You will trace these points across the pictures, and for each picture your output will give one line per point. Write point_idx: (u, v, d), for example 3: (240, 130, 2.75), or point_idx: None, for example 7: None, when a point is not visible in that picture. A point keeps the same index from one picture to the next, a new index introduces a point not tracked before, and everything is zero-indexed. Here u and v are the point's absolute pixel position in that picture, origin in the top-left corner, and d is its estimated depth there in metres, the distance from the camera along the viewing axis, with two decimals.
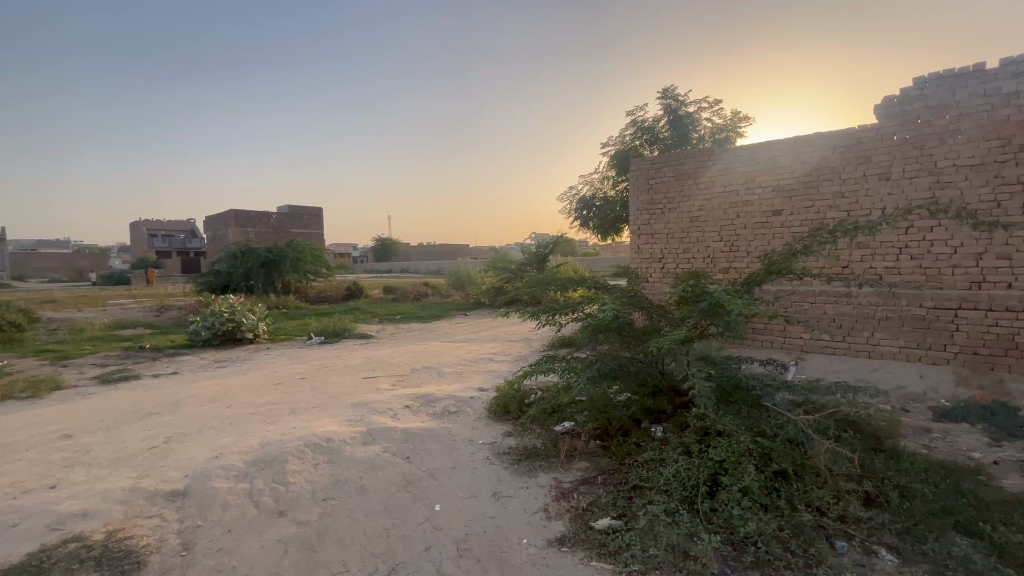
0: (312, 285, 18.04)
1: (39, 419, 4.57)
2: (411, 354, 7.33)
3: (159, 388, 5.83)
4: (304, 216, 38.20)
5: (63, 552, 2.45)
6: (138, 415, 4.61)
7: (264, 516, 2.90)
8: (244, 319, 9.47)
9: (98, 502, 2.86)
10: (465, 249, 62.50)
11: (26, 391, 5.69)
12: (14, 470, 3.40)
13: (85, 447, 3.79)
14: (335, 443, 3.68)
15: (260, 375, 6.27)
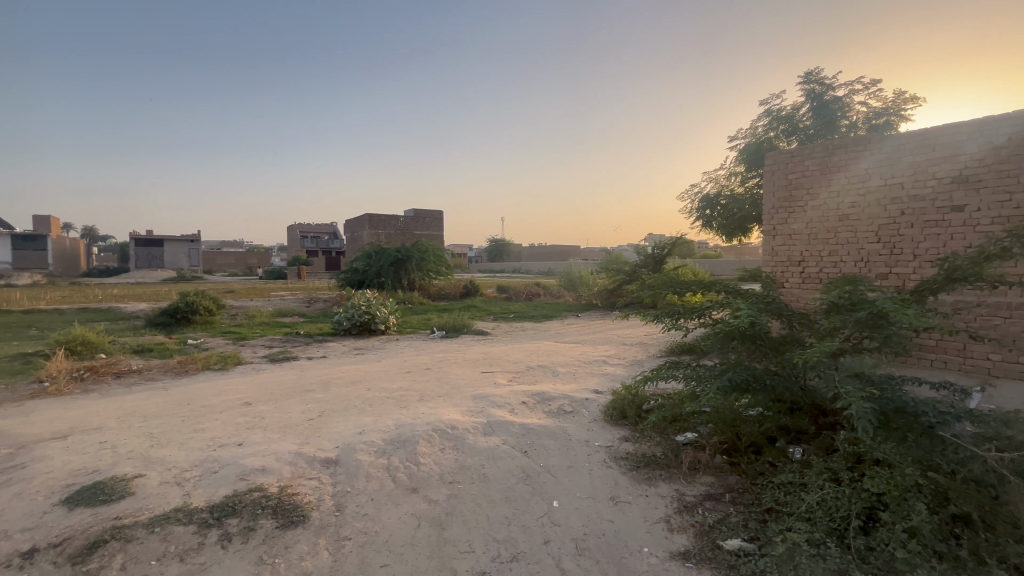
0: (434, 283, 19.39)
1: (228, 388, 5.57)
2: (525, 352, 7.54)
3: (311, 368, 6.75)
4: (427, 219, 41.22)
5: (249, 498, 2.95)
6: (297, 390, 5.39)
7: (400, 491, 3.20)
8: (378, 312, 10.53)
9: (272, 461, 3.39)
10: (576, 250, 62.35)
11: (218, 364, 6.99)
12: (212, 427, 4.18)
13: (261, 414, 4.54)
14: (459, 431, 3.93)
15: (392, 363, 6.93)
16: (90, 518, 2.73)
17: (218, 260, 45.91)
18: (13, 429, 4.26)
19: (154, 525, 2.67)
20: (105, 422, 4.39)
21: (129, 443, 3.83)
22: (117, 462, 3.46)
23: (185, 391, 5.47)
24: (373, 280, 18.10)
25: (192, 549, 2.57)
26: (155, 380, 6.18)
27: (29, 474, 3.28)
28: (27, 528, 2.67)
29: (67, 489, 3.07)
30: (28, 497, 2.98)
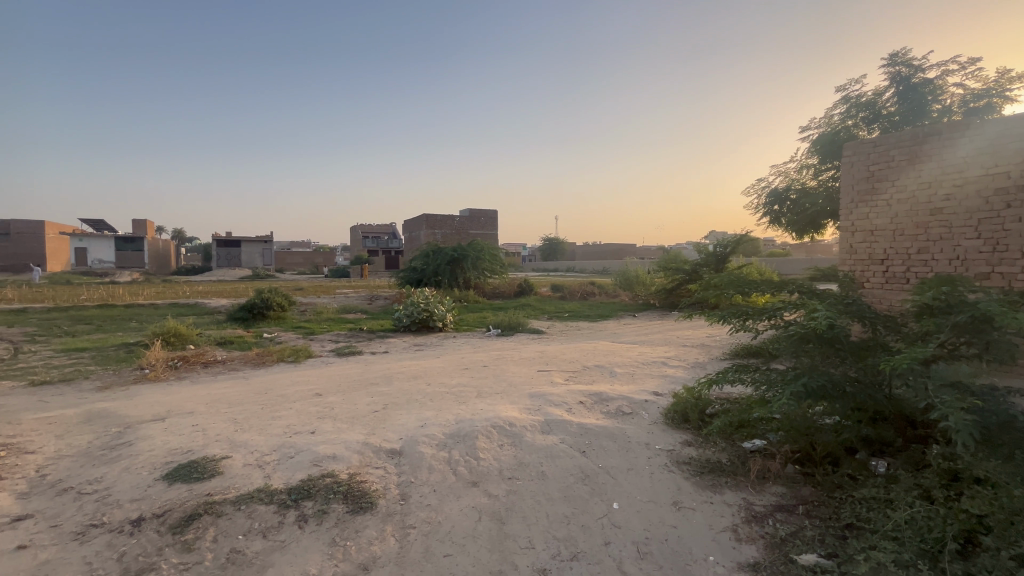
0: (489, 282, 19.63)
1: (300, 379, 5.95)
2: (581, 352, 7.48)
3: (375, 363, 7.06)
4: (482, 218, 41.79)
5: (322, 483, 3.14)
6: (363, 383, 5.66)
7: (461, 484, 3.28)
8: (436, 309, 10.82)
9: (341, 450, 3.59)
10: (631, 249, 60.95)
11: (291, 357, 7.47)
12: (288, 416, 4.48)
13: (330, 405, 4.80)
14: (517, 428, 3.97)
15: (450, 360, 7.10)
16: (187, 493, 3.02)
17: (289, 260, 49.01)
18: (121, 410, 4.78)
19: (240, 502, 2.90)
20: (196, 407, 4.82)
21: (217, 427, 4.18)
22: (208, 443, 3.80)
23: (263, 381, 5.91)
24: (431, 279, 18.58)
25: (273, 527, 2.77)
26: (237, 371, 6.70)
27: (136, 451, 3.67)
28: (136, 499, 2.98)
29: (167, 466, 3.40)
30: (135, 472, 3.34)
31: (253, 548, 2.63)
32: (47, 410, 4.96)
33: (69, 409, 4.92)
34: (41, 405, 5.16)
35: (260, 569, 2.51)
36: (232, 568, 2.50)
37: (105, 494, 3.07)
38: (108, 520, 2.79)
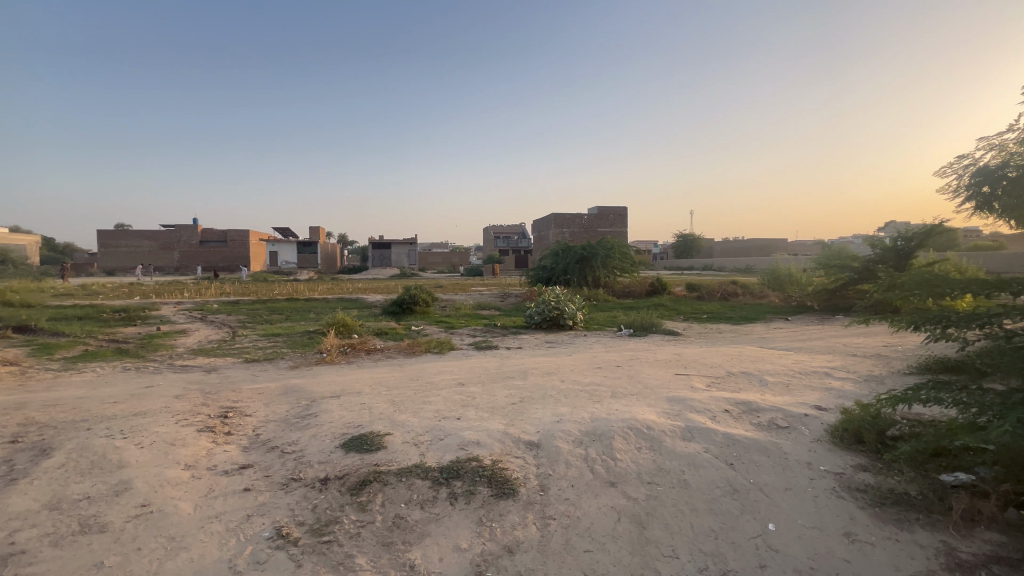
0: (619, 280, 19.21)
1: (445, 369, 6.51)
2: (724, 356, 6.93)
3: (510, 358, 7.40)
4: (610, 216, 40.99)
5: (469, 466, 3.39)
6: (500, 376, 5.97)
7: (599, 482, 3.28)
8: (566, 308, 10.92)
9: (485, 437, 3.82)
10: (781, 244, 54.44)
11: (435, 348, 8.19)
12: (437, 401, 4.93)
13: (472, 394, 5.15)
14: (656, 432, 3.81)
15: (582, 358, 7.12)
16: (359, 461, 3.49)
17: (430, 260, 53.64)
18: (308, 387, 5.73)
19: (401, 475, 3.27)
20: (363, 388, 5.58)
21: (380, 406, 4.78)
22: (374, 421, 4.35)
23: (414, 369, 6.59)
24: (560, 278, 18.75)
25: (429, 500, 3.07)
26: (393, 359, 7.57)
27: (321, 421, 4.37)
28: (323, 461, 3.55)
29: (344, 436, 3.98)
30: (321, 439, 3.97)
31: (413, 516, 2.95)
32: (258, 382, 6.17)
33: (272, 382, 6.06)
34: (253, 378, 6.43)
35: (419, 536, 2.81)
36: (397, 531, 2.84)
37: (300, 455, 3.71)
38: (304, 476, 3.37)
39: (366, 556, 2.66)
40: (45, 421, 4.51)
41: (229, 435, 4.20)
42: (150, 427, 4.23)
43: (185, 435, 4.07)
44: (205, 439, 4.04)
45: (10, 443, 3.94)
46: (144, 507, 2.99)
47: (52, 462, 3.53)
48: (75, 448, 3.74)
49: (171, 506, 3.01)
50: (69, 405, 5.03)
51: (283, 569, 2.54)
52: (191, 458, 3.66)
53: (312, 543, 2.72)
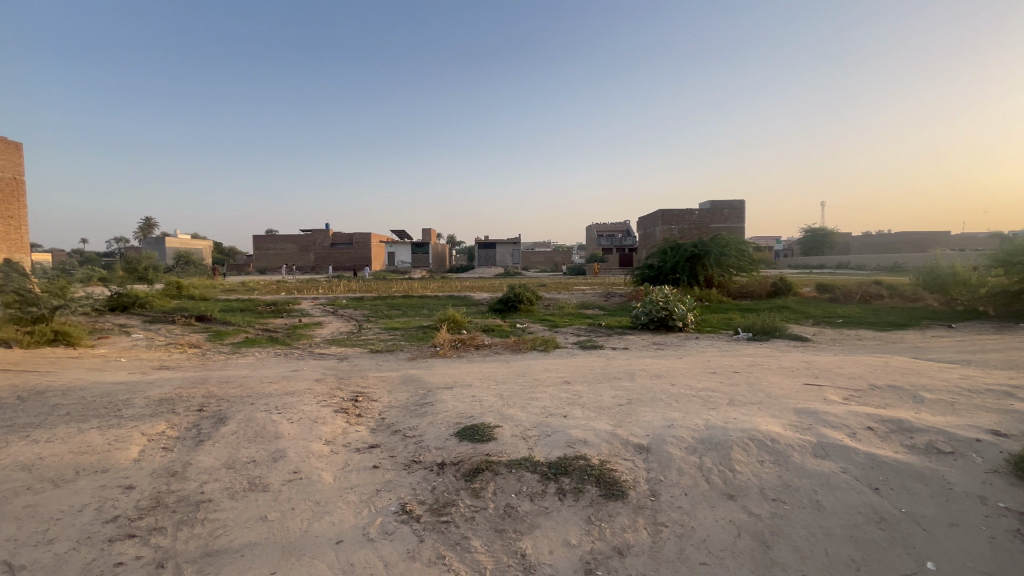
0: (736, 280, 17.81)
1: (550, 366, 6.59)
2: (866, 367, 6.09)
3: (615, 358, 7.25)
4: (725, 211, 38.18)
5: (578, 463, 3.40)
6: (606, 376, 5.89)
7: (715, 493, 3.11)
8: (676, 308, 10.40)
9: (592, 436, 3.81)
10: (941, 238, 46.25)
11: (540, 346, 8.32)
12: (544, 398, 5.01)
13: (579, 393, 5.15)
14: (783, 446, 3.48)
15: (694, 362, 6.74)
16: (472, 450, 3.69)
17: (534, 259, 54.49)
18: (425, 378, 6.18)
19: (511, 466, 3.39)
20: (474, 381, 5.87)
21: (490, 400, 4.99)
22: (484, 412, 4.56)
23: (520, 365, 6.77)
24: (668, 276, 17.87)
25: (538, 493, 3.14)
26: (500, 354, 7.84)
27: (437, 410, 4.69)
28: (439, 447, 3.81)
29: (457, 425, 4.23)
30: (437, 426, 4.26)
31: (523, 507, 3.04)
32: (381, 371, 6.80)
33: (394, 372, 6.65)
34: (378, 367, 7.10)
35: (530, 526, 2.90)
36: (509, 519, 2.95)
37: (420, 440, 4.02)
38: (423, 459, 3.65)
39: (481, 539, 2.81)
40: (221, 394, 5.43)
41: (360, 417, 4.69)
42: (298, 405, 4.89)
43: (324, 414, 4.64)
44: (341, 419, 4.56)
45: (197, 412, 4.81)
46: (295, 474, 3.47)
47: (228, 430, 4.24)
48: (243, 419, 4.45)
49: (315, 475, 3.45)
50: (238, 383, 6.00)
51: (408, 542, 2.78)
52: (330, 435, 4.15)
53: (432, 522, 2.94)
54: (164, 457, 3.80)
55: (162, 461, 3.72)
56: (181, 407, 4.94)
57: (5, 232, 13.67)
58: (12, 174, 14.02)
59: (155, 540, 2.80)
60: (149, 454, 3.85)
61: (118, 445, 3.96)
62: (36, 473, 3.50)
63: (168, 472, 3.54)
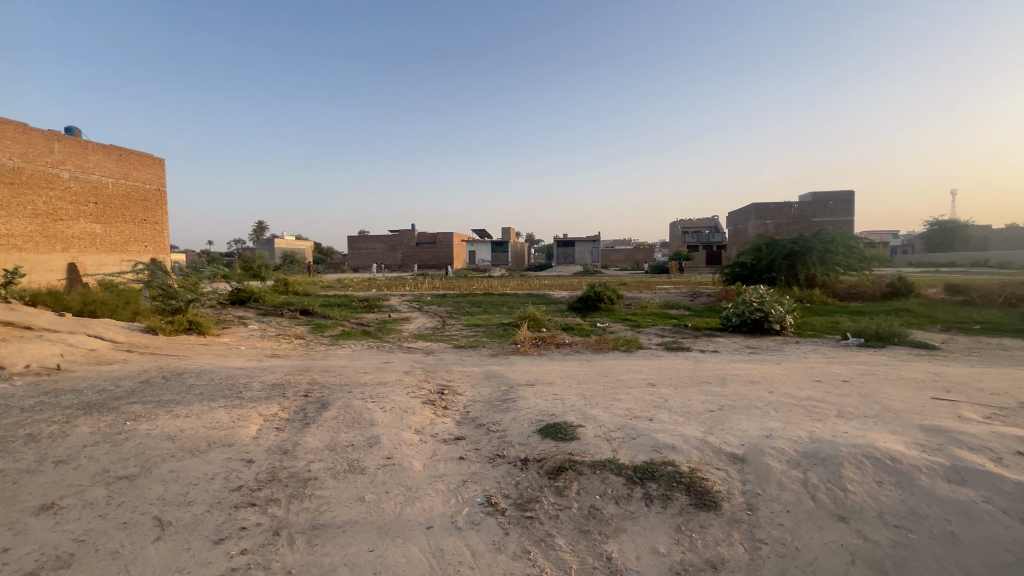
0: (843, 279, 16.10)
1: (633, 367, 6.40)
2: (1014, 381, 5.22)
3: (704, 361, 6.86)
4: (829, 203, 34.80)
5: (665, 469, 3.27)
6: (694, 380, 5.60)
7: (823, 513, 2.84)
8: (773, 310, 9.61)
9: (681, 442, 3.63)
10: None
11: (623, 346, 8.12)
12: (628, 400, 4.88)
13: (665, 396, 4.94)
14: (907, 466, 3.08)
15: (794, 368, 6.18)
16: (555, 448, 3.69)
17: (613, 257, 53.28)
18: (507, 374, 6.29)
19: (595, 467, 3.34)
20: (556, 379, 5.86)
21: (572, 399, 4.96)
22: (566, 411, 4.53)
23: (602, 365, 6.65)
24: (763, 275, 16.56)
25: (623, 496, 3.06)
26: (580, 353, 7.77)
27: (519, 406, 4.75)
28: (522, 443, 3.86)
29: (539, 422, 4.25)
30: (520, 422, 4.32)
31: (608, 510, 2.98)
32: (465, 366, 7.03)
33: (477, 367, 6.85)
34: (462, 362, 7.34)
35: (615, 530, 2.83)
36: (593, 520, 2.91)
37: (503, 435, 4.09)
38: (507, 454, 3.71)
39: (565, 538, 2.80)
40: (324, 382, 5.93)
41: (446, 409, 4.88)
42: (390, 395, 5.19)
43: (413, 405, 4.89)
44: (429, 410, 4.78)
45: (304, 397, 5.28)
46: (388, 460, 3.69)
47: (330, 415, 4.61)
48: (343, 406, 4.82)
49: (407, 462, 3.64)
50: (337, 372, 6.52)
51: (494, 533, 2.84)
52: (419, 425, 4.37)
53: (517, 516, 2.98)
54: (277, 436, 4.23)
55: (276, 440, 4.14)
56: (291, 392, 5.46)
57: (149, 236, 15.94)
58: (157, 186, 16.28)
59: (271, 510, 3.12)
60: (265, 433, 4.29)
61: (240, 423, 4.47)
62: (177, 443, 4.05)
63: (280, 450, 3.93)
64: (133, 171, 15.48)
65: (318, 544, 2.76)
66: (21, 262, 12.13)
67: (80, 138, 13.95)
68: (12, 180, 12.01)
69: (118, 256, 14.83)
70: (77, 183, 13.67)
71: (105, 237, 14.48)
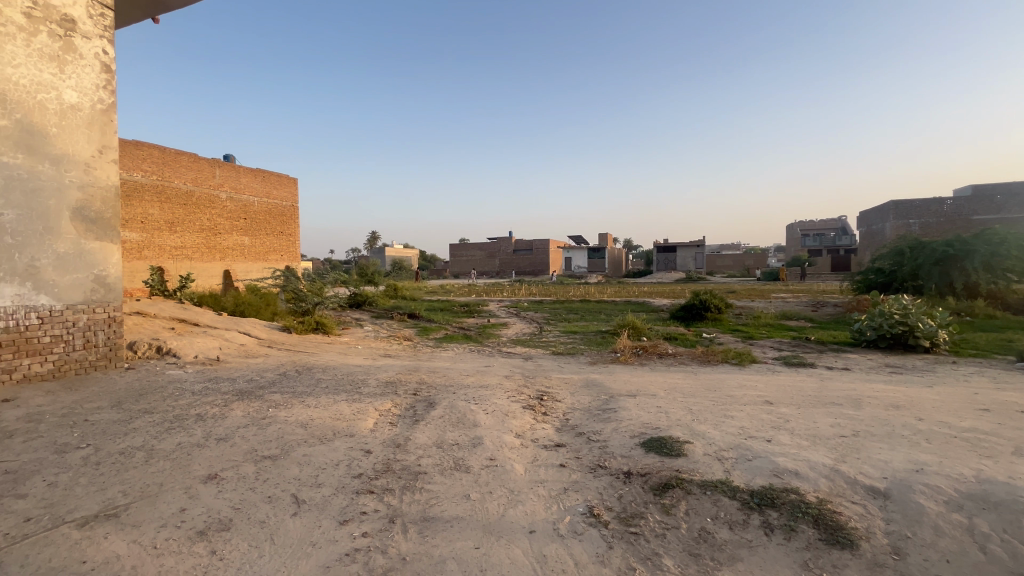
0: (1017, 288, 13.39)
1: (746, 382, 5.91)
2: None
3: (832, 380, 6.11)
4: (995, 198, 29.34)
5: (787, 497, 2.97)
6: (821, 401, 5.00)
7: (996, 570, 2.38)
8: (920, 323, 8.30)
9: (806, 469, 3.27)
10: None
11: (734, 359, 7.55)
12: (741, 417, 4.52)
13: (785, 416, 4.49)
14: None
15: (951, 393, 5.25)
16: (660, 463, 3.53)
17: (720, 262, 49.77)
18: (607, 383, 6.14)
19: (706, 488, 3.14)
20: (659, 391, 5.61)
21: (677, 413, 4.71)
22: (672, 425, 4.32)
23: (709, 379, 6.23)
24: (906, 283, 14.36)
25: (738, 522, 2.84)
26: (685, 365, 7.35)
27: (621, 417, 4.61)
28: (624, 455, 3.75)
29: (642, 435, 4.10)
30: (622, 434, 4.20)
31: (721, 535, 2.78)
32: (563, 373, 7.02)
33: (575, 374, 6.80)
34: (560, 369, 7.33)
35: (730, 558, 2.62)
36: (705, 545, 2.72)
37: (604, 445, 4.02)
38: (609, 466, 3.63)
39: (674, 559, 2.65)
40: (431, 382, 6.29)
41: (546, 415, 4.92)
42: (491, 398, 5.35)
43: (514, 409, 4.99)
44: (529, 415, 4.85)
45: (413, 395, 5.66)
46: (491, 461, 3.80)
47: (437, 413, 4.88)
48: (448, 406, 5.07)
49: (509, 465, 3.72)
50: (442, 373, 6.89)
51: (598, 546, 2.78)
52: (519, 429, 4.44)
53: (621, 530, 2.89)
54: (391, 430, 4.57)
55: (390, 434, 4.47)
56: (402, 390, 5.87)
57: (283, 246, 18.22)
58: (291, 203, 18.58)
59: (387, 498, 3.37)
60: (381, 426, 4.67)
61: (360, 416, 4.91)
62: (309, 430, 4.56)
63: (394, 443, 4.24)
64: (274, 190, 17.82)
65: (428, 536, 2.93)
66: (191, 270, 14.56)
67: (235, 164, 16.39)
68: (186, 201, 14.46)
69: (260, 264, 17.16)
70: (231, 202, 16.06)
71: (251, 248, 16.84)
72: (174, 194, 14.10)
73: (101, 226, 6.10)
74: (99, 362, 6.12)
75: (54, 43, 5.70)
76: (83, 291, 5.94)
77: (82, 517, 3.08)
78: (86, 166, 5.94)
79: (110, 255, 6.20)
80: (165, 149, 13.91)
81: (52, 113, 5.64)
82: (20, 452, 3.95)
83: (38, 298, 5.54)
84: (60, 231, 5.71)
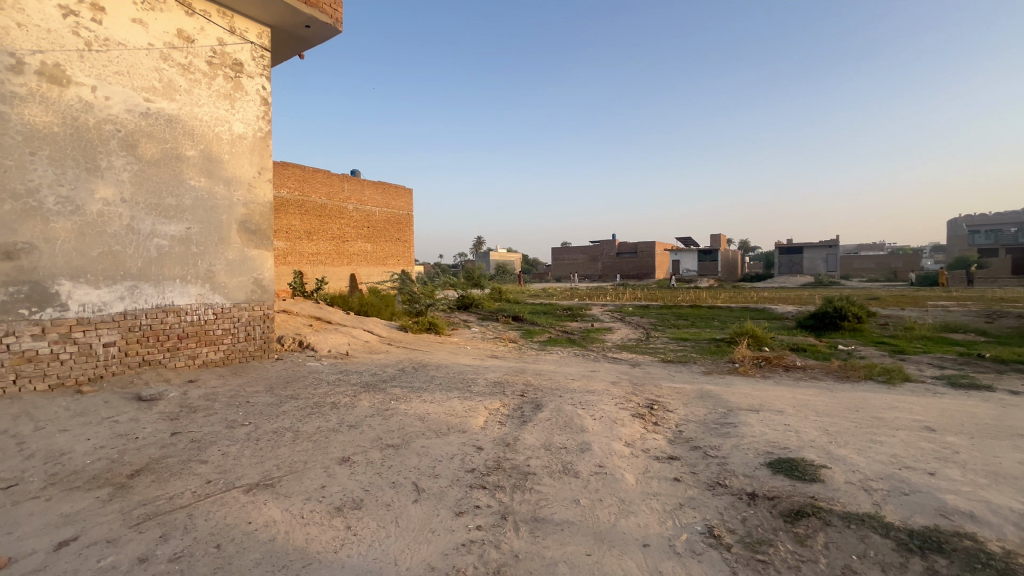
0: None
1: (897, 404, 5.10)
2: None
3: (1019, 407, 5.03)
4: None
5: (959, 543, 2.51)
6: (1003, 432, 4.13)
7: None
8: None
9: (985, 512, 2.74)
10: None
11: (881, 376, 6.56)
12: (893, 444, 3.91)
13: (953, 447, 3.79)
14: None
15: None
16: (791, 488, 3.19)
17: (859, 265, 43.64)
18: (725, 395, 5.71)
19: (850, 521, 2.77)
20: (787, 408, 5.07)
21: (810, 433, 4.21)
22: (804, 447, 3.88)
23: (849, 397, 5.47)
24: None
25: (894, 565, 2.45)
26: (818, 381, 6.55)
27: (742, 433, 4.25)
28: (748, 475, 3.45)
29: (768, 455, 3.75)
30: (744, 451, 3.87)
31: None
32: (675, 382, 6.66)
33: (688, 384, 6.41)
34: (671, 377, 6.98)
35: None
36: None
37: (724, 462, 3.73)
38: (730, 485, 3.36)
39: None
40: (537, 385, 6.36)
41: (656, 425, 4.71)
42: (598, 404, 5.27)
43: (623, 416, 4.86)
44: (638, 424, 4.68)
45: (520, 396, 5.77)
46: (601, 468, 3.74)
47: (544, 416, 4.93)
48: (555, 409, 5.10)
49: (619, 474, 3.63)
50: (548, 376, 6.93)
51: (719, 569, 2.59)
52: (629, 437, 4.32)
53: (746, 556, 2.66)
54: (500, 429, 4.71)
55: (499, 432, 4.61)
56: (510, 391, 6.03)
57: (400, 251, 19.79)
58: (407, 212, 20.10)
59: (498, 495, 3.48)
60: (491, 424, 4.84)
61: (471, 413, 5.14)
62: (426, 423, 4.88)
63: (504, 442, 4.37)
64: (392, 201, 19.44)
65: (539, 536, 2.96)
66: (325, 273, 16.44)
67: (360, 178, 18.18)
68: (321, 213, 16.38)
69: (380, 267, 18.82)
70: (357, 213, 17.84)
71: (373, 253, 18.53)
72: (311, 207, 16.06)
73: (260, 236, 7.14)
74: (256, 352, 7.15)
75: (227, 84, 6.81)
76: (246, 291, 7.00)
77: (247, 484, 3.62)
78: (249, 185, 7.01)
79: (265, 260, 7.22)
80: (305, 168, 15.89)
81: (225, 142, 6.74)
82: (202, 424, 4.76)
83: (214, 297, 6.64)
84: (230, 241, 6.80)
